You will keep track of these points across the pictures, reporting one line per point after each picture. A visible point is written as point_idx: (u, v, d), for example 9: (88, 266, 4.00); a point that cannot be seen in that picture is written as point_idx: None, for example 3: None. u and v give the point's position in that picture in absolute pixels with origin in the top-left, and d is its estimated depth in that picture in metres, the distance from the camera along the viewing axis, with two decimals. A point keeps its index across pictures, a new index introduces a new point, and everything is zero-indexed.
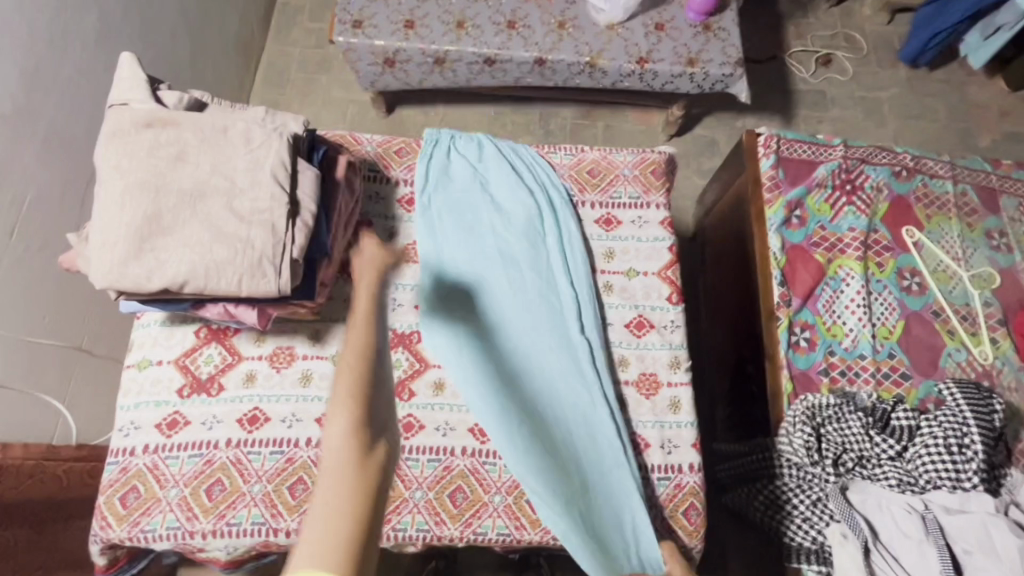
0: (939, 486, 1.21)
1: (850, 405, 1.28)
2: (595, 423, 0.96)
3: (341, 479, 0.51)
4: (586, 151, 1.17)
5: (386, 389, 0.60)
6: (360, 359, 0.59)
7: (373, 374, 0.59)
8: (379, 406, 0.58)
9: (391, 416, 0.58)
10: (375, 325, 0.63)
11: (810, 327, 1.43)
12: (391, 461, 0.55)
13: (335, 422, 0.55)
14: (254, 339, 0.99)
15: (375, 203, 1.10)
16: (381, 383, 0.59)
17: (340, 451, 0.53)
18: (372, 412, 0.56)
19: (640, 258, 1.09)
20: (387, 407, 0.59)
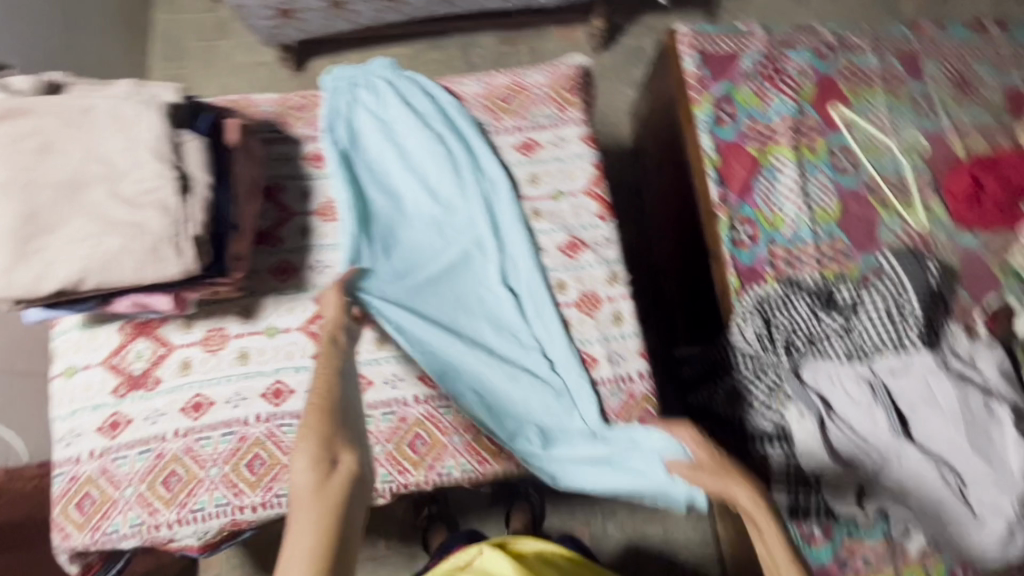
0: (884, 351, 1.26)
1: (797, 290, 1.32)
2: (538, 356, 0.98)
3: (306, 502, 0.58)
4: (496, 77, 1.13)
5: (349, 424, 0.67)
6: (319, 405, 0.67)
7: (332, 413, 0.66)
8: (342, 436, 0.65)
9: (355, 442, 0.65)
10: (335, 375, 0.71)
11: (751, 222, 1.43)
12: (351, 480, 0.61)
13: (299, 454, 0.61)
14: (183, 326, 0.96)
15: (282, 165, 1.05)
16: (344, 418, 0.67)
17: (304, 474, 0.60)
18: (334, 444, 0.63)
19: (564, 179, 1.07)
20: (352, 437, 0.66)
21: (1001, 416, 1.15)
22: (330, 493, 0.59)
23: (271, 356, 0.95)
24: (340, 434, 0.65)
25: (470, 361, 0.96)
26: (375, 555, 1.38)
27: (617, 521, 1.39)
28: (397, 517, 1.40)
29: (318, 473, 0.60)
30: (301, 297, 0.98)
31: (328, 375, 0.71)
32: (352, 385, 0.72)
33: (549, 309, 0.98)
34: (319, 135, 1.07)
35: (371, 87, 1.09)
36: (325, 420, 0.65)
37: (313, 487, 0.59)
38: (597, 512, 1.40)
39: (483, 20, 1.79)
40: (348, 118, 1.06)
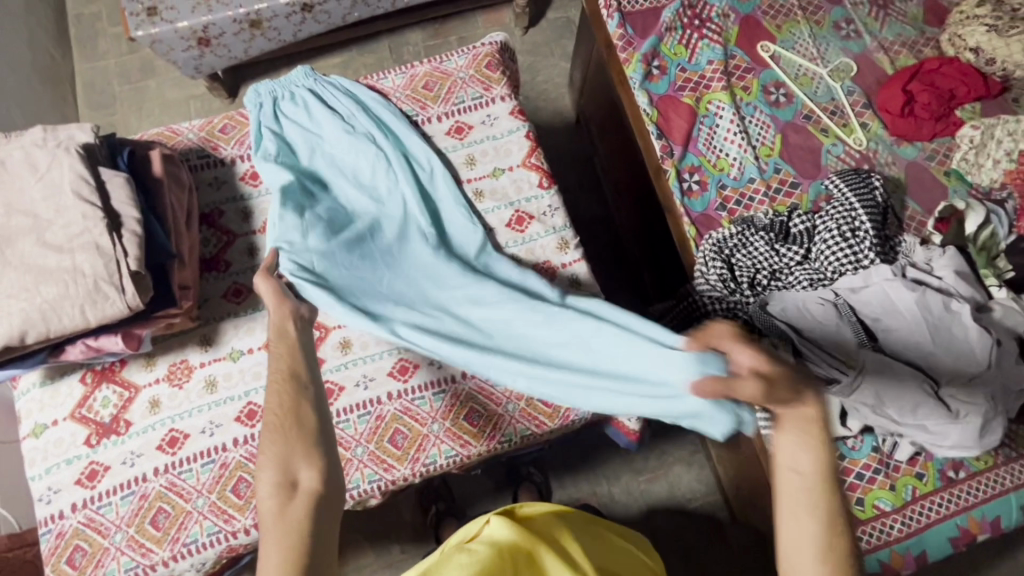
0: (843, 272, 1.29)
1: (751, 227, 1.34)
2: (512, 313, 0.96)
3: (272, 527, 0.60)
4: (416, 67, 1.14)
5: (309, 437, 0.67)
6: (277, 423, 0.67)
7: (290, 432, 0.66)
8: (304, 451, 0.65)
9: (317, 455, 0.65)
10: (291, 387, 0.70)
11: (698, 170, 1.44)
12: (316, 499, 0.62)
13: (263, 477, 0.63)
14: (144, 365, 0.96)
15: (217, 190, 1.04)
16: (304, 433, 0.66)
17: (267, 500, 0.61)
18: (295, 464, 0.64)
19: (501, 156, 1.07)
20: (314, 450, 0.66)
21: (961, 313, 1.18)
22: (293, 515, 0.61)
23: (238, 379, 0.95)
24: (302, 448, 0.65)
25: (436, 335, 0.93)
26: (391, 560, 1.35)
27: (623, 484, 1.39)
28: (405, 521, 1.37)
29: (279, 497, 0.61)
30: (258, 316, 0.98)
31: (285, 388, 0.70)
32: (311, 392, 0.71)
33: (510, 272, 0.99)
34: (250, 154, 1.06)
35: (292, 97, 1.08)
36: (281, 442, 0.65)
37: (274, 512, 0.61)
38: (601, 479, 1.39)
39: (407, 16, 1.77)
40: (272, 128, 1.05)
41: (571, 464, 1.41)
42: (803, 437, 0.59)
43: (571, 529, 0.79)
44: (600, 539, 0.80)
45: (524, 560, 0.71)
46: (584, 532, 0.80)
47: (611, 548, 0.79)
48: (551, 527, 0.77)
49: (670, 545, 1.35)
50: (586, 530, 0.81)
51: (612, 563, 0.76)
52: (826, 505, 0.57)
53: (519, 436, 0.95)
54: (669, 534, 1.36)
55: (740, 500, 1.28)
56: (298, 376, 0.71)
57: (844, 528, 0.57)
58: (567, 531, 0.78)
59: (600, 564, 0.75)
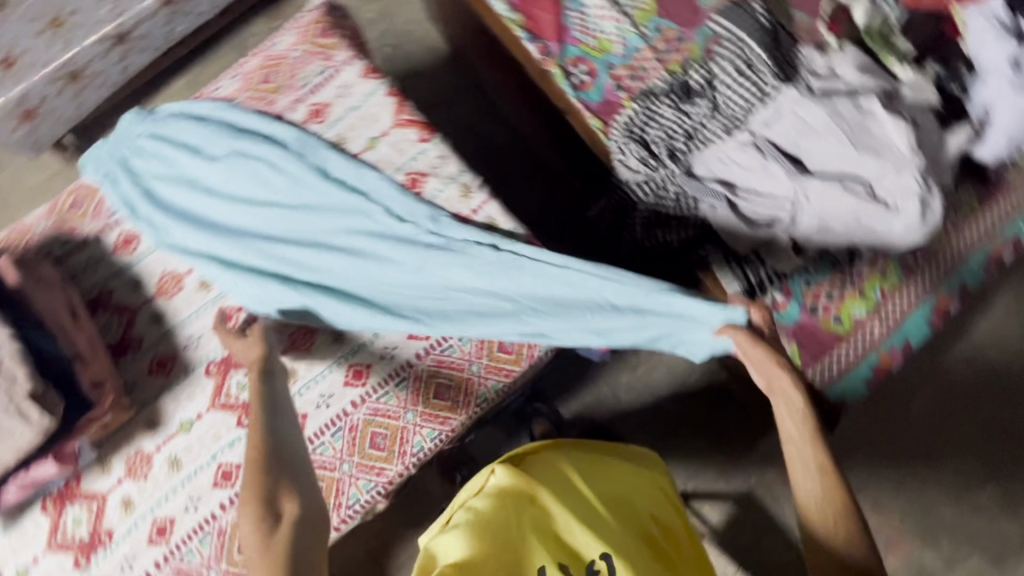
0: (754, 108, 1.25)
1: (654, 97, 1.30)
2: (469, 256, 0.93)
3: (257, 559, 0.59)
4: (248, 63, 1.04)
5: (288, 469, 0.68)
6: (256, 460, 0.68)
7: (265, 465, 0.67)
8: (284, 485, 0.65)
9: (297, 489, 0.66)
10: (265, 428, 0.72)
11: (583, 61, 1.36)
12: (296, 524, 0.62)
13: (244, 513, 0.63)
14: (100, 470, 0.91)
15: (95, 271, 0.96)
16: (282, 464, 0.68)
17: (250, 534, 0.61)
18: (275, 494, 0.64)
19: (368, 125, 1.00)
20: (293, 480, 0.67)
21: (872, 108, 1.18)
22: (275, 545, 0.60)
23: (200, 448, 0.91)
24: (279, 482, 0.66)
25: (430, 307, 0.93)
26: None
27: (625, 385, 1.34)
28: (438, 495, 1.30)
29: (260, 532, 0.61)
30: (192, 379, 0.93)
31: (258, 429, 0.72)
32: (285, 429, 0.73)
33: (437, 214, 0.95)
34: (111, 222, 0.98)
35: (137, 151, 0.99)
36: (258, 475, 0.66)
37: (257, 546, 0.60)
38: (603, 386, 1.35)
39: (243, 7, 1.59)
40: (139, 192, 0.97)
41: (570, 382, 1.36)
42: (788, 405, 0.73)
43: (577, 462, 0.75)
44: (609, 464, 0.76)
45: (529, 503, 0.68)
46: (593, 460, 0.77)
47: (617, 472, 0.75)
48: (552, 463, 0.74)
49: (687, 425, 1.31)
50: (594, 458, 0.77)
51: (618, 488, 0.73)
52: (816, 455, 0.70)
53: (493, 392, 0.93)
54: (681, 415, 1.31)
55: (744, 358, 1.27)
56: (271, 417, 0.74)
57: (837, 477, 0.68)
58: (570, 463, 0.75)
59: (604, 491, 0.72)
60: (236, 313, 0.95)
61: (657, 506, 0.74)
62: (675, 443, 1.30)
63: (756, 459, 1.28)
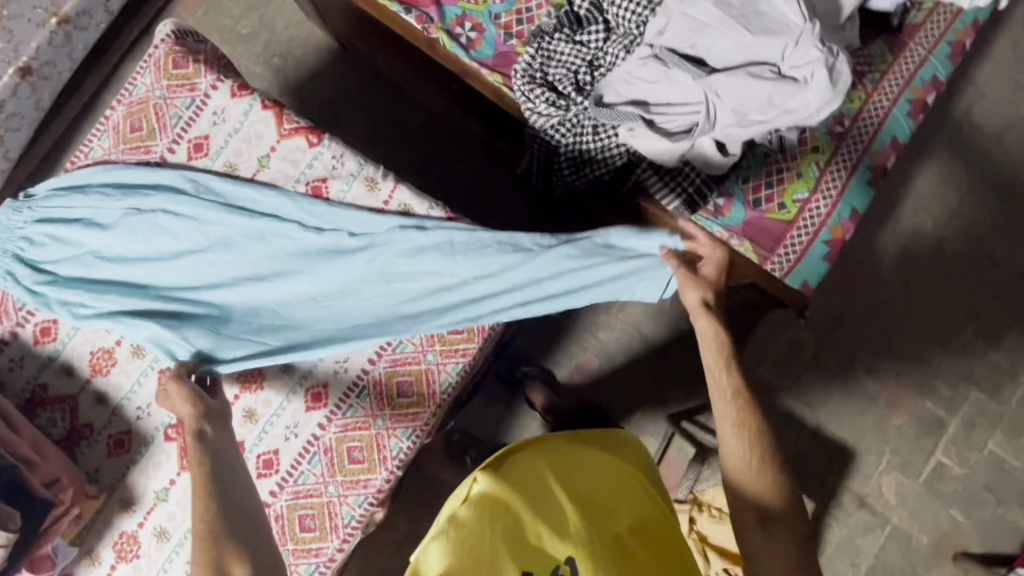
0: (646, 18, 1.19)
1: (546, 36, 1.25)
2: (395, 248, 0.89)
3: None
4: (112, 114, 0.98)
5: (235, 530, 0.71)
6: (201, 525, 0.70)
7: (211, 531, 0.69)
8: (234, 549, 0.69)
9: (246, 548, 0.69)
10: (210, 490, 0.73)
11: (465, 18, 1.31)
12: None
13: None
14: (90, 561, 0.89)
15: (21, 370, 0.92)
16: (229, 526, 0.71)
17: None
18: (224, 558, 0.68)
19: (253, 145, 0.95)
20: (241, 542, 0.70)
21: None
22: None
23: (183, 513, 0.89)
24: (227, 547, 0.69)
25: (374, 312, 0.89)
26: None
27: (605, 324, 1.34)
28: (455, 483, 1.29)
29: None
30: (155, 448, 0.91)
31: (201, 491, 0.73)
32: (230, 487, 0.75)
33: (351, 213, 0.90)
34: (21, 316, 0.93)
35: (31, 241, 0.94)
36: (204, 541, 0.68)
37: None
38: (582, 334, 1.34)
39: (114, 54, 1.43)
40: (46, 282, 0.92)
41: (551, 339, 1.35)
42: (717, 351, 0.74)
43: (564, 471, 0.75)
44: (597, 474, 0.76)
45: (504, 512, 0.69)
46: (581, 467, 0.76)
47: (592, 470, 0.76)
48: (532, 472, 0.74)
49: (673, 345, 1.32)
50: (581, 462, 0.77)
51: (600, 493, 0.73)
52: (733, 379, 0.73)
53: (455, 374, 0.92)
54: (666, 340, 1.33)
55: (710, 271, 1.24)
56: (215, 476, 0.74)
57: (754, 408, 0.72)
58: (551, 470, 0.74)
59: (586, 499, 0.72)
60: None
61: (638, 512, 0.74)
62: (664, 368, 1.32)
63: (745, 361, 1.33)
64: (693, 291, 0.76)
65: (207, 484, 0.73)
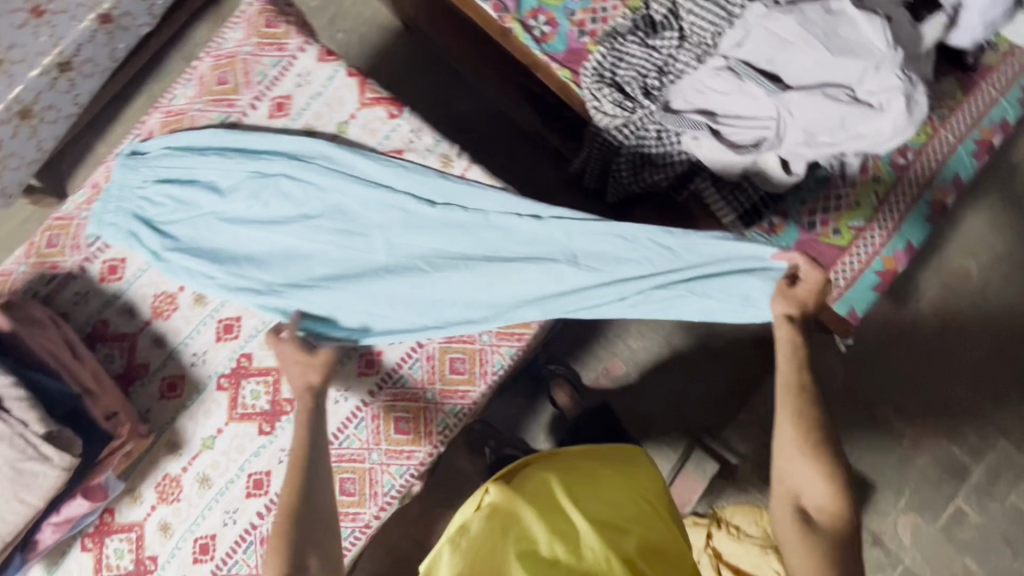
0: (720, 30, 1.22)
1: (620, 37, 1.26)
2: (512, 229, 0.93)
3: None
4: (199, 64, 0.99)
5: (319, 518, 0.71)
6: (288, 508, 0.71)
7: (295, 516, 0.70)
8: (316, 537, 0.70)
9: (327, 541, 0.71)
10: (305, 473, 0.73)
11: (541, 11, 1.31)
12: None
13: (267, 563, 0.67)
14: (131, 500, 0.90)
15: (84, 304, 0.94)
16: (313, 515, 0.71)
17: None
18: (307, 545, 0.69)
19: (334, 110, 0.96)
20: (322, 533, 0.71)
21: (844, 10, 1.11)
22: None
23: (226, 463, 0.91)
24: (309, 534, 0.70)
25: (488, 291, 0.92)
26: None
27: (636, 332, 1.34)
28: (470, 471, 1.29)
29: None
30: (206, 395, 0.92)
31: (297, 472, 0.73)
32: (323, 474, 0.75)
33: (462, 189, 0.94)
34: (92, 251, 0.94)
35: (147, 201, 0.93)
36: (288, 525, 0.69)
37: None
38: (614, 339, 1.34)
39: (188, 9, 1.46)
40: (164, 241, 0.92)
41: (581, 343, 1.35)
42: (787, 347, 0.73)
43: (578, 491, 0.77)
44: (614, 496, 0.78)
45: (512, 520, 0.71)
46: (595, 488, 0.78)
47: (605, 490, 0.78)
48: (544, 489, 0.76)
49: (703, 361, 1.32)
50: (595, 482, 0.79)
51: (608, 513, 0.75)
52: (796, 378, 0.71)
53: (508, 357, 0.93)
54: (697, 357, 1.32)
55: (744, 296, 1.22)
56: (313, 460, 0.75)
57: (812, 403, 0.70)
58: (564, 486, 0.77)
59: (600, 518, 0.73)
60: (235, 323, 0.93)
61: (653, 534, 0.75)
62: (691, 383, 1.32)
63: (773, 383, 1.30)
64: (777, 306, 0.78)
65: (299, 462, 0.74)
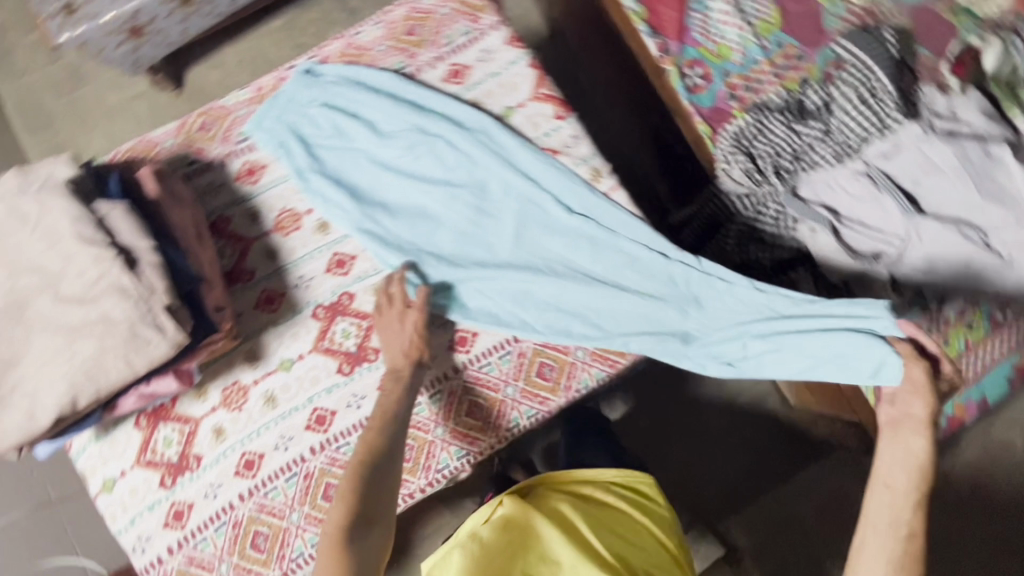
0: (869, 138, 1.10)
1: (768, 112, 1.14)
2: (639, 260, 0.93)
3: (329, 541, 0.69)
4: (393, 10, 1.02)
5: (388, 480, 0.75)
6: (364, 460, 0.75)
7: (368, 470, 0.74)
8: (381, 497, 0.74)
9: (388, 505, 0.74)
10: (386, 433, 0.78)
11: (699, 63, 1.20)
12: (377, 539, 0.72)
13: (334, 509, 0.71)
14: (196, 395, 0.91)
15: (215, 196, 0.95)
16: (382, 475, 0.75)
17: (330, 529, 0.70)
18: (372, 502, 0.73)
19: (507, 92, 0.98)
20: (387, 494, 0.75)
21: (1000, 157, 1.07)
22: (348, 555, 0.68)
23: (297, 389, 0.91)
24: (375, 494, 0.73)
25: (599, 312, 0.92)
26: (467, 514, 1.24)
27: (673, 393, 1.28)
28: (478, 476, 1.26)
29: (344, 529, 0.70)
30: (299, 319, 0.92)
31: (378, 431, 0.78)
32: (399, 440, 0.79)
33: (605, 206, 0.94)
34: (238, 149, 0.96)
35: (309, 120, 0.96)
36: (358, 477, 0.73)
37: (336, 542, 0.69)
38: (647, 393, 1.29)
39: None
40: (311, 163, 0.95)
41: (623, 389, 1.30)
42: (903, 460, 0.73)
43: (584, 510, 0.80)
44: (624, 523, 0.80)
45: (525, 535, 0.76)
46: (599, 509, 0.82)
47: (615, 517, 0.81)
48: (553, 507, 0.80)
49: (732, 439, 1.26)
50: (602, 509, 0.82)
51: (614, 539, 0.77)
52: (908, 524, 0.70)
53: (596, 379, 0.92)
54: (726, 433, 1.26)
55: (795, 386, 1.16)
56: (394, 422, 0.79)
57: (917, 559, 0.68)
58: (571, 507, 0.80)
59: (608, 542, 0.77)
60: (349, 261, 0.94)
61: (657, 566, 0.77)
62: (713, 458, 1.25)
63: (792, 489, 1.23)
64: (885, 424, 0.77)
65: (384, 420, 0.79)
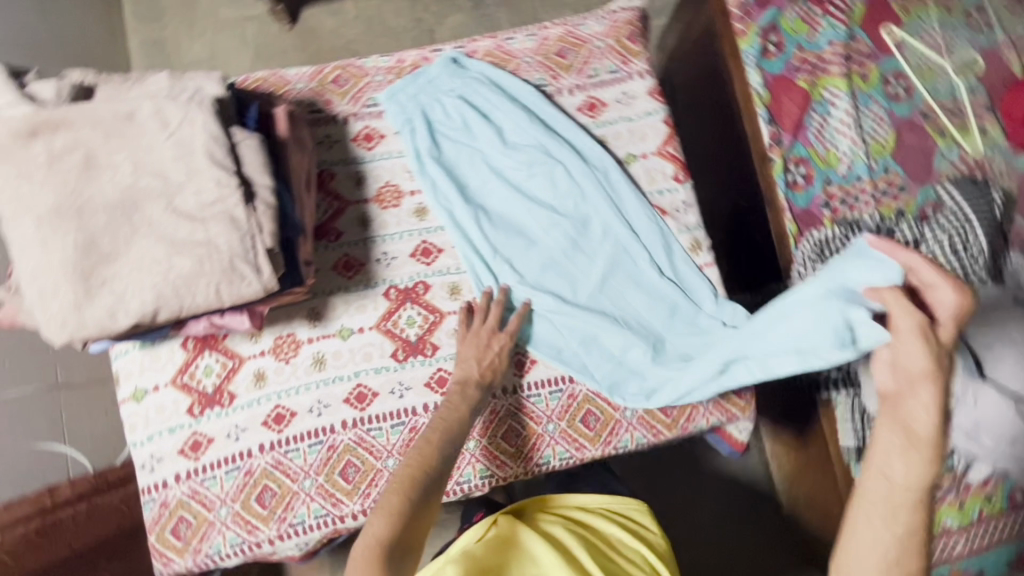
0: None
1: (860, 229, 1.04)
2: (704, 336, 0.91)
3: (370, 551, 0.66)
4: (549, 28, 1.03)
5: (434, 498, 0.74)
6: (415, 474, 0.73)
7: (419, 485, 0.72)
8: (424, 515, 0.72)
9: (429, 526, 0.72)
10: (443, 451, 0.76)
11: (806, 162, 1.09)
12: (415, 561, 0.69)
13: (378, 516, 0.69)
14: (249, 336, 0.90)
15: (329, 150, 0.96)
16: (431, 493, 0.73)
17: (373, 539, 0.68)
18: (416, 518, 0.71)
19: (635, 140, 0.98)
20: (430, 512, 0.73)
21: None
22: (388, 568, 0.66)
23: (348, 358, 0.89)
24: (421, 511, 0.72)
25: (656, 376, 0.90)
26: (439, 521, 1.23)
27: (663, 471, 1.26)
28: None
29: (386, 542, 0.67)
30: (370, 293, 0.92)
31: (434, 446, 0.76)
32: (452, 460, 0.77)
33: (697, 279, 0.94)
34: (364, 112, 0.98)
35: (442, 107, 0.97)
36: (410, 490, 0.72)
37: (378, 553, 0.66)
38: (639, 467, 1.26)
39: None
40: (431, 148, 0.95)
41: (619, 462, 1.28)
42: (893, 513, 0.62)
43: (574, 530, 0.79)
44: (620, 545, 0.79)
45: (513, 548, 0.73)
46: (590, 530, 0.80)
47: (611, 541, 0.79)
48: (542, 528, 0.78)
49: (715, 530, 1.23)
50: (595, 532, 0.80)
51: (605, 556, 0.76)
52: (906, 539, 0.62)
53: (636, 443, 0.91)
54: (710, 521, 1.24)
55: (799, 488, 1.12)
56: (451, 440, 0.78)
57: None
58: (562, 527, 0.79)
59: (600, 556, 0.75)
60: (435, 252, 0.93)
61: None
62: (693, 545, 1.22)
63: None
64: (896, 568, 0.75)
65: (445, 434, 0.78)
